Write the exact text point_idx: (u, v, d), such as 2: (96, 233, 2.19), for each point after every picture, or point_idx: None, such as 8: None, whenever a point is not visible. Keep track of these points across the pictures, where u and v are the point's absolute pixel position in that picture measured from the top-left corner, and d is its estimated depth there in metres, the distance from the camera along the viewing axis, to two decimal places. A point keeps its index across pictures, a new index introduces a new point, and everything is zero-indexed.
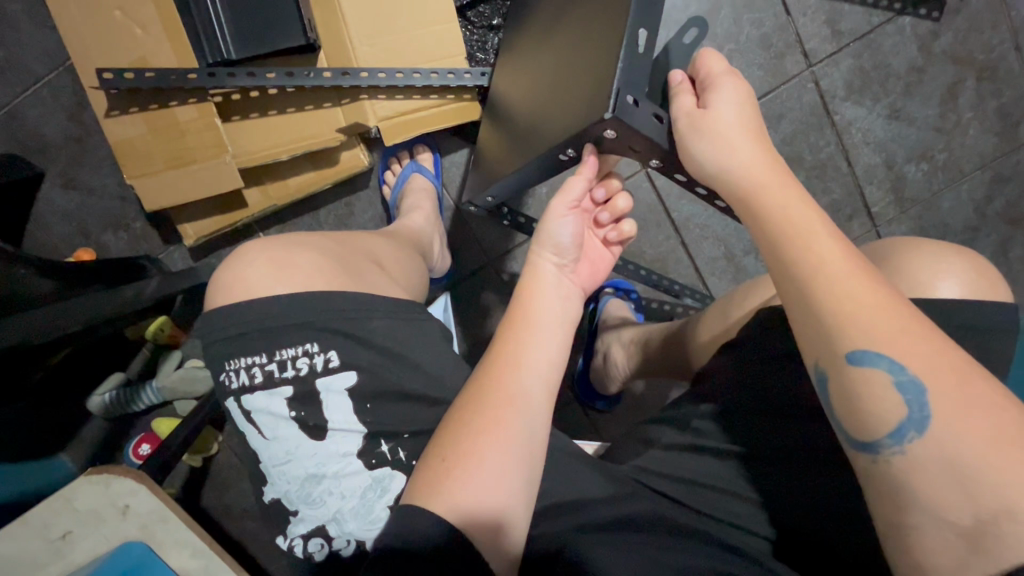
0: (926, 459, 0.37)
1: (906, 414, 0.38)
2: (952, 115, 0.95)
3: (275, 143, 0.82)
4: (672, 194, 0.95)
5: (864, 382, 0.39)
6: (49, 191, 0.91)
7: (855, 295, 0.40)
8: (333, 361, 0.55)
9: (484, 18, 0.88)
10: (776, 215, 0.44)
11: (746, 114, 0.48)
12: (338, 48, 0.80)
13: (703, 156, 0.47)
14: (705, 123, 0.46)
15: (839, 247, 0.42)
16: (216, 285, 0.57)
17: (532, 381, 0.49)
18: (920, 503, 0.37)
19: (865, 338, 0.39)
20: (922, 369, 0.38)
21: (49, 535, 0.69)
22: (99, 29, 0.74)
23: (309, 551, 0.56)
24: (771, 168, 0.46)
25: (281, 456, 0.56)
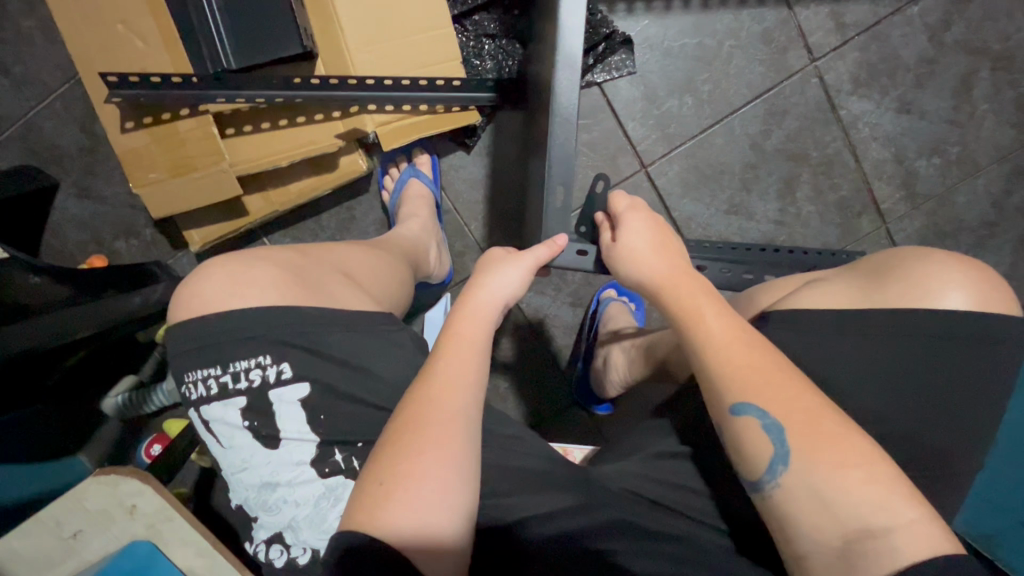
0: (798, 491, 0.44)
1: (773, 455, 0.45)
2: (966, 107, 0.92)
3: (273, 152, 0.83)
4: (673, 194, 0.94)
5: (743, 433, 0.46)
6: (64, 200, 0.94)
7: (732, 363, 0.48)
8: (285, 373, 0.55)
9: (479, 25, 0.88)
10: (673, 303, 0.54)
11: (652, 230, 0.61)
12: (336, 56, 0.81)
13: (624, 273, 0.60)
14: (618, 250, 0.61)
15: (721, 320, 0.51)
16: (173, 303, 0.57)
17: (468, 406, 0.51)
18: (802, 531, 0.43)
19: (742, 393, 0.47)
20: (782, 415, 0.45)
21: (61, 533, 0.71)
22: (101, 42, 0.76)
23: (270, 558, 0.55)
24: (672, 270, 0.57)
25: (238, 464, 0.56)
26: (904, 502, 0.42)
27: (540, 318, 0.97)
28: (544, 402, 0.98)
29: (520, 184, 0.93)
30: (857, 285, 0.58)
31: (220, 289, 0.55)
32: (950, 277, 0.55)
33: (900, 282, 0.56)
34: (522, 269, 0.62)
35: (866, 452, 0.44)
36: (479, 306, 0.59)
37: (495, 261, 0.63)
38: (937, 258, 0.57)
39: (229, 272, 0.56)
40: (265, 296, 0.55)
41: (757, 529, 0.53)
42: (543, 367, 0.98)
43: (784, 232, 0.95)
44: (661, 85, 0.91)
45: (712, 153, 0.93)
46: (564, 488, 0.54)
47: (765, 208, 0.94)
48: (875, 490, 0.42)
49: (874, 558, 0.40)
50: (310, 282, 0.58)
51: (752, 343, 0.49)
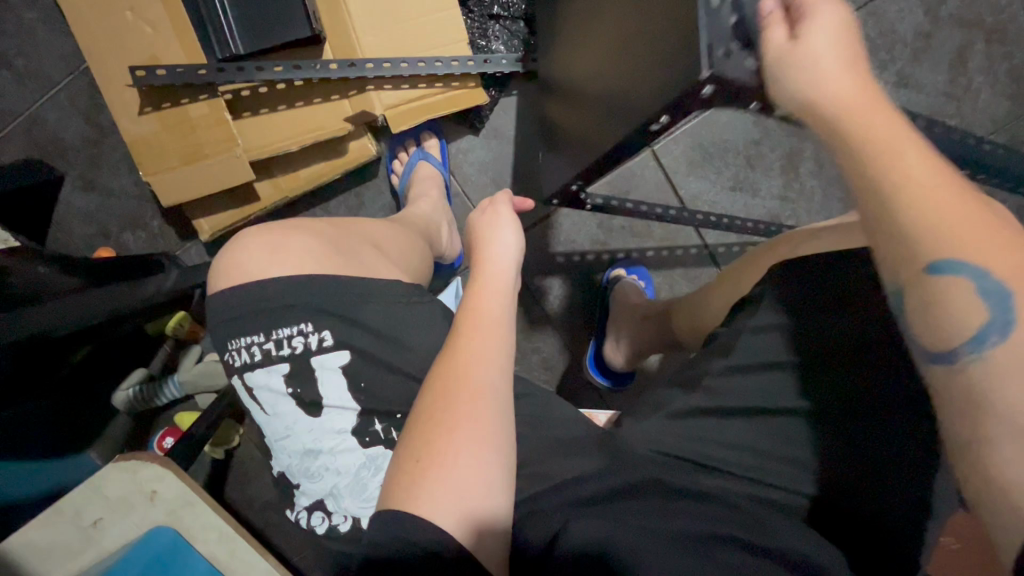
0: (1009, 365, 0.33)
1: (986, 321, 0.34)
2: (962, 80, 0.94)
3: (285, 136, 0.83)
4: (679, 170, 0.96)
5: (946, 293, 0.36)
6: (70, 192, 0.93)
7: (954, 209, 0.36)
8: (326, 340, 0.55)
9: (484, 6, 0.88)
10: (882, 129, 0.39)
11: (842, 38, 0.41)
12: (342, 39, 0.81)
13: (796, 97, 0.42)
14: (802, 51, 0.41)
15: (927, 156, 0.37)
16: (216, 268, 0.58)
17: (493, 376, 0.51)
18: (999, 409, 0.32)
19: (953, 243, 0.35)
20: (1003, 273, 0.34)
21: (81, 521, 0.71)
22: (112, 29, 0.76)
23: (312, 525, 0.55)
24: (865, 95, 0.40)
25: (281, 432, 0.56)
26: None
27: (551, 299, 0.99)
28: (557, 383, 0.99)
29: (529, 166, 0.94)
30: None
31: (253, 259, 0.56)
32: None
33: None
34: (516, 225, 0.64)
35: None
36: (493, 275, 0.60)
37: (483, 224, 0.64)
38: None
39: (269, 241, 0.57)
40: (305, 264, 0.56)
41: (835, 495, 0.49)
42: (555, 347, 0.99)
43: (789, 208, 0.96)
44: None
45: (716, 131, 0.95)
46: (593, 452, 0.55)
47: (769, 184, 0.96)
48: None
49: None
50: (345, 251, 0.59)
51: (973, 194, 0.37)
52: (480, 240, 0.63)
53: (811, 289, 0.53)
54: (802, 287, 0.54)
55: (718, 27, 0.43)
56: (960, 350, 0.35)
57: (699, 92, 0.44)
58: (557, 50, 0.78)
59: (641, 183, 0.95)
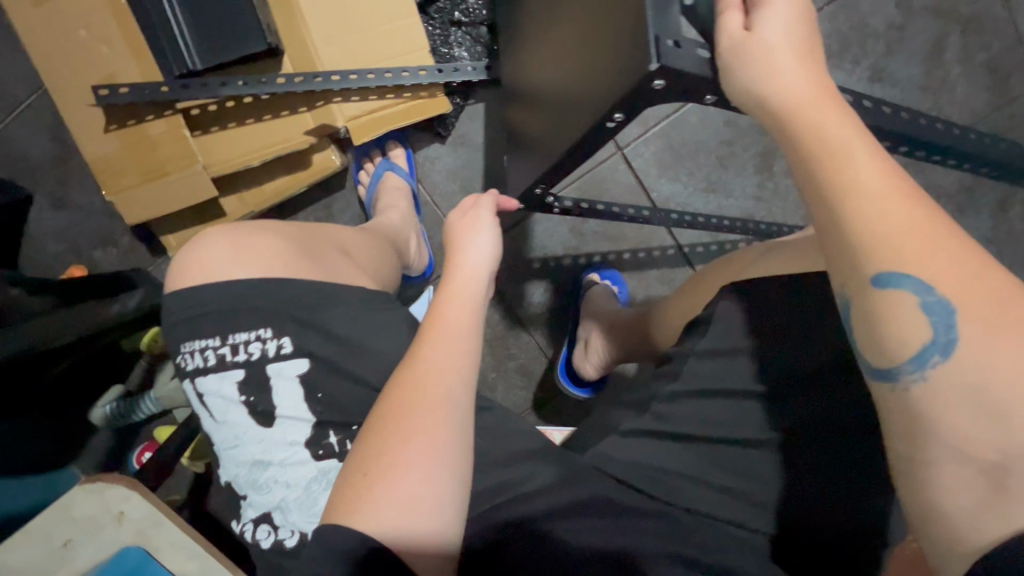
0: (952, 392, 0.29)
1: (928, 342, 0.30)
2: (938, 72, 0.92)
3: (247, 151, 0.83)
4: (650, 173, 0.94)
5: (885, 311, 0.31)
6: (39, 212, 0.93)
7: (900, 210, 0.31)
8: (285, 347, 0.54)
9: (445, 13, 0.87)
10: (822, 115, 0.34)
11: (802, 23, 0.37)
12: (301, 52, 0.80)
13: (747, 78, 0.37)
14: (753, 38, 0.36)
15: (882, 157, 0.33)
16: (173, 267, 0.56)
17: (456, 388, 0.47)
18: (940, 437, 0.29)
19: (887, 253, 0.31)
20: (956, 289, 0.30)
21: (51, 543, 0.71)
22: (65, 47, 0.75)
23: (257, 539, 0.53)
24: (819, 88, 0.35)
25: (231, 440, 0.54)
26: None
27: (524, 306, 0.98)
28: (533, 390, 0.98)
29: (497, 173, 0.92)
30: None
31: (207, 270, 0.54)
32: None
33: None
34: (495, 231, 0.59)
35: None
36: (461, 281, 0.55)
37: (461, 228, 0.59)
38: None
39: (231, 242, 0.55)
40: (268, 267, 0.55)
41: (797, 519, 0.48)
42: (531, 354, 0.98)
43: (763, 208, 0.94)
44: None
45: (688, 132, 0.93)
46: (545, 462, 0.53)
47: (743, 184, 0.94)
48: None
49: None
50: (313, 253, 0.58)
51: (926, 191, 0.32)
52: (452, 247, 0.58)
53: (773, 307, 0.52)
54: (765, 303, 0.53)
55: (665, 21, 0.41)
56: (900, 374, 0.31)
57: (650, 86, 0.41)
58: (516, 56, 0.77)
59: (612, 186, 0.93)
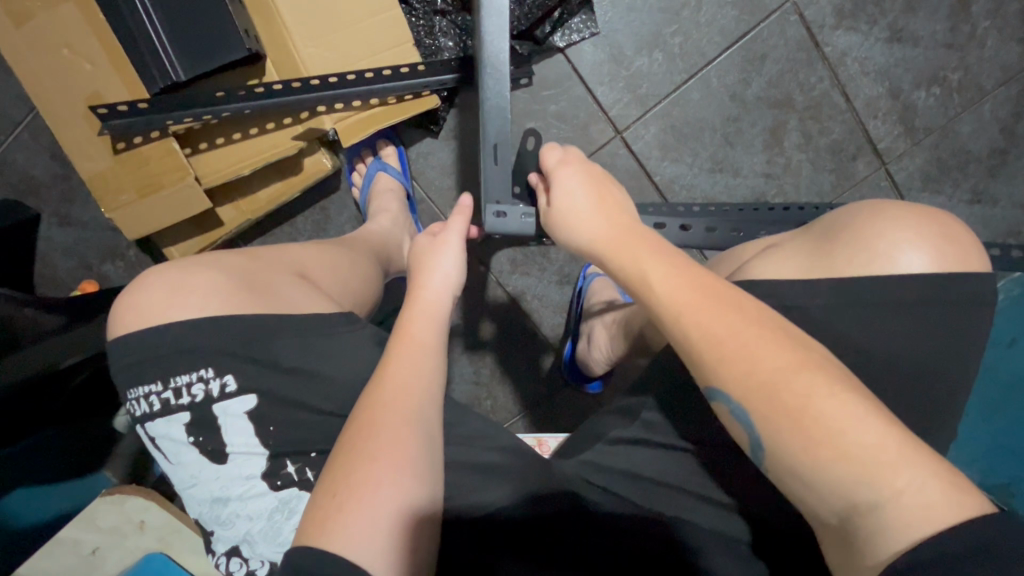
0: (782, 468, 0.41)
1: (748, 438, 0.42)
2: (965, 27, 0.85)
3: (238, 160, 0.82)
4: (652, 156, 0.89)
5: (718, 414, 0.44)
6: (47, 229, 0.95)
7: (693, 333, 0.43)
8: (229, 385, 0.53)
9: (427, 3, 0.84)
10: (620, 264, 0.50)
11: (585, 184, 0.56)
12: (283, 54, 0.79)
13: (568, 238, 0.56)
14: (555, 212, 0.57)
15: (672, 284, 0.46)
16: (113, 317, 0.55)
17: (427, 407, 0.48)
18: (803, 506, 0.41)
19: (698, 374, 0.44)
20: (743, 391, 0.41)
21: (81, 550, 0.73)
22: (49, 67, 0.75)
23: (230, 570, 0.55)
24: (613, 228, 0.52)
25: (188, 480, 0.54)
26: (895, 469, 0.37)
27: (527, 300, 0.96)
28: (539, 385, 0.97)
29: None
30: (810, 253, 0.56)
31: (183, 292, 0.54)
32: (901, 228, 0.53)
33: (850, 244, 0.54)
34: (461, 253, 0.59)
35: (850, 409, 0.39)
36: (424, 302, 0.55)
37: (427, 250, 0.59)
38: (888, 213, 0.55)
39: (170, 282, 0.54)
40: (228, 300, 0.54)
41: (780, 527, 0.51)
42: (535, 348, 0.97)
43: (774, 185, 0.89)
44: (627, 43, 0.85)
45: (690, 111, 0.87)
46: (532, 480, 0.52)
47: (751, 162, 0.89)
48: (860, 459, 0.37)
49: (869, 538, 0.37)
50: (260, 286, 0.56)
51: (709, 302, 0.44)
52: (419, 268, 0.58)
53: None
54: None
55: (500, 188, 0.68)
56: (756, 457, 0.44)
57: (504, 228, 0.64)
58: None
59: (612, 173, 0.89)
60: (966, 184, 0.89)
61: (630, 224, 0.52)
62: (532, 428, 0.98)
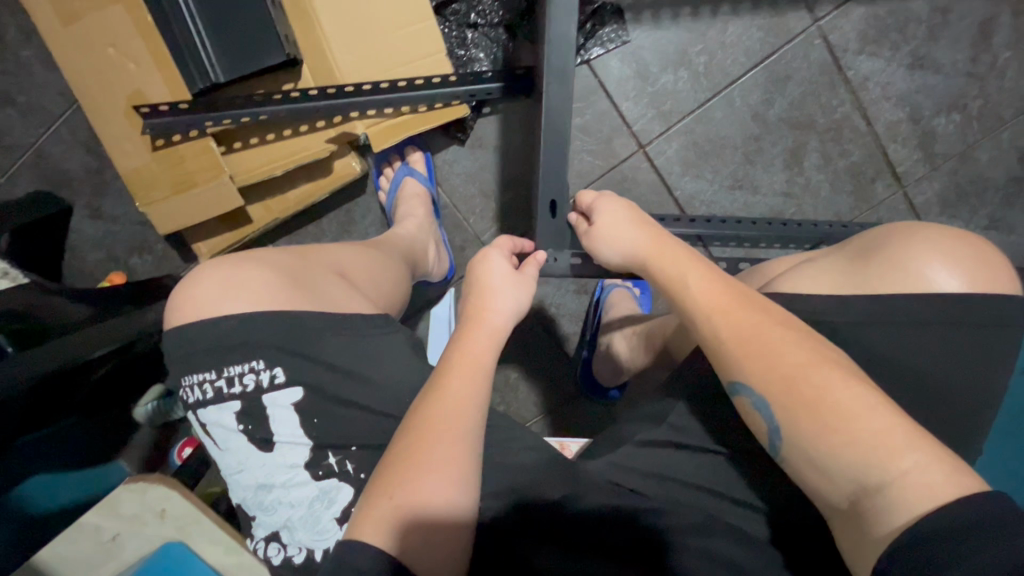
0: (800, 458, 0.45)
1: (768, 429, 0.47)
2: (986, 56, 0.86)
3: (270, 161, 0.84)
4: (674, 171, 0.90)
5: (741, 407, 0.49)
6: (78, 221, 0.97)
7: (722, 332, 0.49)
8: (278, 377, 0.55)
9: (461, 16, 0.86)
10: (659, 273, 0.56)
11: (623, 211, 0.62)
12: (320, 61, 0.81)
13: (608, 253, 0.62)
14: (596, 233, 0.62)
15: (707, 287, 0.52)
16: (172, 304, 0.57)
17: (477, 427, 0.49)
18: (819, 495, 0.45)
19: (724, 370, 0.49)
20: (762, 385, 0.46)
21: (101, 537, 0.75)
22: (95, 65, 0.77)
23: (268, 555, 0.56)
24: (657, 240, 0.58)
25: (235, 466, 0.57)
26: (899, 453, 0.40)
27: (545, 308, 0.97)
28: (554, 392, 0.98)
29: (518, 174, 0.93)
30: (845, 269, 0.58)
31: (229, 283, 0.56)
32: (934, 250, 0.55)
33: (883, 262, 0.56)
34: (527, 284, 0.59)
35: (862, 401, 0.43)
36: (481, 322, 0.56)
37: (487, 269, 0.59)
38: (923, 236, 0.57)
39: (224, 276, 0.57)
40: (273, 297, 0.56)
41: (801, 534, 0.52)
42: (550, 356, 0.98)
43: (793, 204, 0.91)
44: (653, 60, 0.87)
45: (712, 129, 0.89)
46: (565, 481, 0.55)
47: (771, 180, 0.90)
48: (870, 444, 0.41)
49: (874, 517, 0.40)
50: (304, 283, 0.58)
51: (744, 307, 0.49)
52: (479, 285, 0.58)
53: None
54: None
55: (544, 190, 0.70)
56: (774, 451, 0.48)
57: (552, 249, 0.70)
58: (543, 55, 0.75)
59: (633, 186, 0.90)
60: (983, 211, 0.90)
61: (673, 238, 0.59)
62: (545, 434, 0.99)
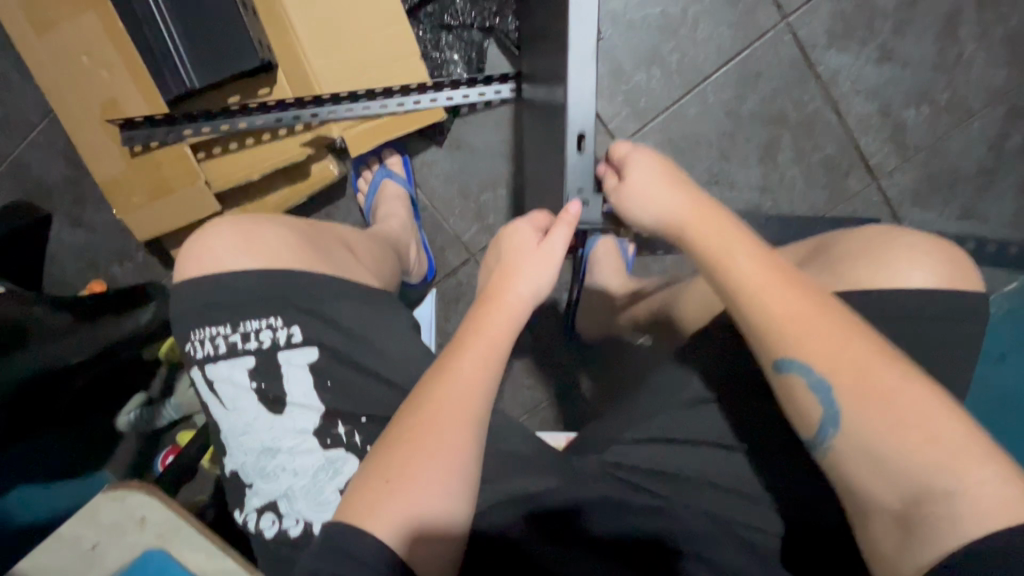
0: (854, 448, 0.43)
1: (822, 415, 0.45)
2: (953, 49, 0.88)
3: (248, 166, 0.85)
4: None
5: (788, 388, 0.47)
6: (58, 230, 0.97)
7: (772, 308, 0.47)
8: (295, 336, 0.56)
9: (434, 18, 0.87)
10: (697, 245, 0.53)
11: (661, 168, 0.57)
12: (294, 65, 0.82)
13: (640, 215, 0.57)
14: (627, 190, 0.57)
15: (757, 265, 0.49)
16: (185, 255, 0.58)
17: (479, 422, 0.49)
18: (863, 492, 0.44)
19: (787, 344, 0.46)
20: (827, 367, 0.45)
21: (81, 546, 0.75)
22: (67, 72, 0.77)
23: (261, 527, 0.55)
24: (695, 205, 0.55)
25: (240, 427, 0.56)
26: (979, 462, 0.40)
27: None
28: (539, 390, 0.99)
29: (498, 173, 0.93)
30: (825, 270, 0.58)
31: (202, 282, 0.56)
32: (915, 255, 0.56)
33: (867, 263, 0.56)
34: (553, 254, 0.56)
35: (932, 403, 0.42)
36: (500, 309, 0.53)
37: (515, 251, 0.57)
38: (903, 241, 0.57)
39: (242, 231, 0.58)
40: (278, 256, 0.57)
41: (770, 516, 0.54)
42: (535, 354, 0.98)
43: (769, 199, 0.92)
44: (627, 59, 0.88)
45: (687, 126, 0.90)
46: (548, 470, 0.55)
47: (746, 176, 0.91)
48: (946, 447, 0.40)
49: (934, 522, 0.39)
50: (316, 245, 0.60)
51: (795, 286, 0.48)
52: (509, 265, 0.56)
53: None
54: None
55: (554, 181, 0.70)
56: (815, 440, 0.46)
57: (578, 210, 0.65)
58: (537, 44, 0.75)
59: None
60: (956, 202, 0.91)
61: (712, 204, 0.55)
62: None
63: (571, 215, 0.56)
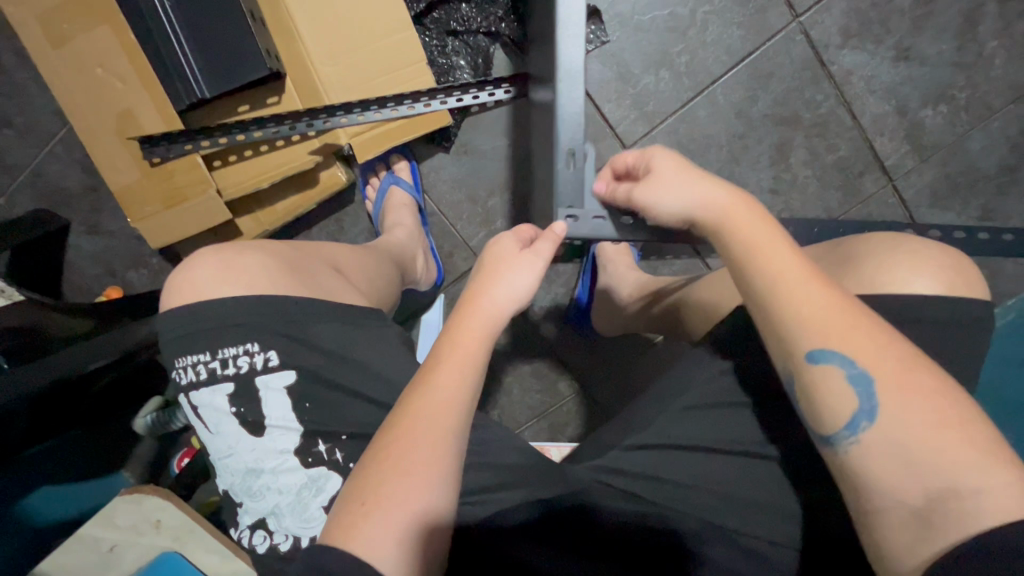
0: (882, 445, 0.42)
1: (858, 409, 0.43)
2: (972, 46, 0.85)
3: (257, 174, 0.86)
4: None
5: (821, 381, 0.45)
6: (76, 238, 0.99)
7: (811, 304, 0.46)
8: (272, 361, 0.56)
9: (441, 24, 0.87)
10: (731, 235, 0.50)
11: (682, 160, 0.55)
12: (302, 73, 0.82)
13: (669, 205, 0.53)
14: (654, 181, 0.54)
15: (795, 258, 0.48)
16: (169, 288, 0.58)
17: (456, 435, 0.48)
18: (879, 488, 0.42)
19: (823, 338, 0.45)
20: (870, 361, 0.43)
21: (100, 547, 0.77)
22: (82, 83, 0.79)
23: (253, 543, 0.56)
24: (730, 195, 0.52)
25: (224, 450, 0.57)
26: (1007, 465, 0.40)
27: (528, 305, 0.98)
28: (547, 395, 0.99)
29: (506, 178, 0.93)
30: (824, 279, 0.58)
31: (204, 299, 0.56)
32: (914, 259, 0.54)
33: (864, 269, 0.55)
34: (535, 262, 0.55)
35: (960, 407, 0.42)
36: (473, 318, 0.53)
37: (492, 258, 0.56)
38: (903, 245, 0.56)
39: (221, 262, 0.58)
40: (256, 282, 0.57)
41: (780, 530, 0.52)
42: (543, 358, 0.98)
43: (781, 201, 0.90)
44: (635, 61, 0.87)
45: (696, 128, 0.89)
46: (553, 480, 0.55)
47: (757, 178, 0.90)
48: (978, 446, 0.40)
49: (959, 519, 0.39)
50: (300, 270, 0.60)
51: (827, 281, 0.47)
52: (484, 272, 0.55)
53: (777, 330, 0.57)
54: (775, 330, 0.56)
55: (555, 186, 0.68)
56: (840, 437, 0.44)
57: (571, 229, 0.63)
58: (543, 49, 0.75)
59: None
60: (976, 202, 0.89)
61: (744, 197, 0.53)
62: (539, 437, 0.99)
63: (555, 235, 0.58)
